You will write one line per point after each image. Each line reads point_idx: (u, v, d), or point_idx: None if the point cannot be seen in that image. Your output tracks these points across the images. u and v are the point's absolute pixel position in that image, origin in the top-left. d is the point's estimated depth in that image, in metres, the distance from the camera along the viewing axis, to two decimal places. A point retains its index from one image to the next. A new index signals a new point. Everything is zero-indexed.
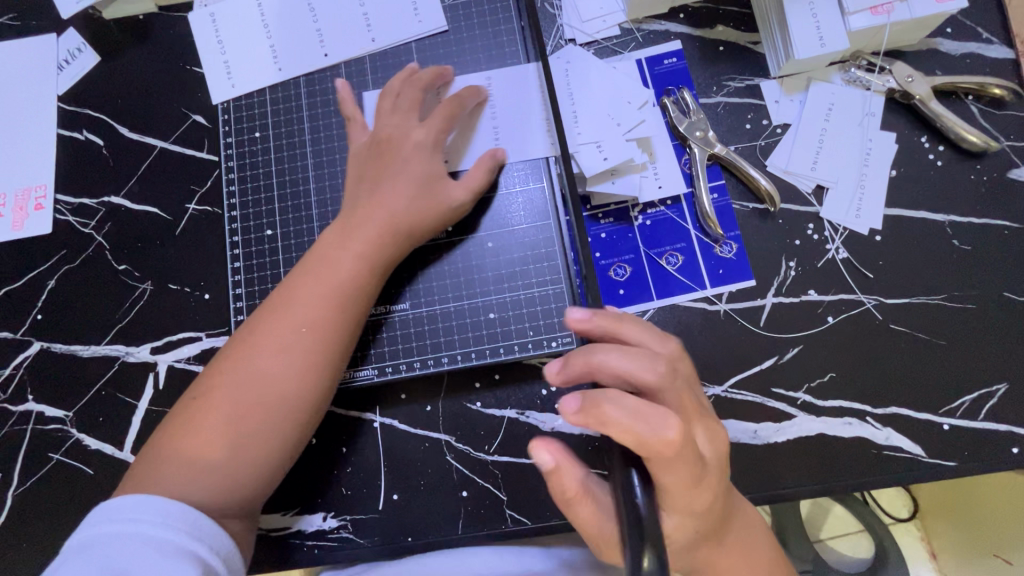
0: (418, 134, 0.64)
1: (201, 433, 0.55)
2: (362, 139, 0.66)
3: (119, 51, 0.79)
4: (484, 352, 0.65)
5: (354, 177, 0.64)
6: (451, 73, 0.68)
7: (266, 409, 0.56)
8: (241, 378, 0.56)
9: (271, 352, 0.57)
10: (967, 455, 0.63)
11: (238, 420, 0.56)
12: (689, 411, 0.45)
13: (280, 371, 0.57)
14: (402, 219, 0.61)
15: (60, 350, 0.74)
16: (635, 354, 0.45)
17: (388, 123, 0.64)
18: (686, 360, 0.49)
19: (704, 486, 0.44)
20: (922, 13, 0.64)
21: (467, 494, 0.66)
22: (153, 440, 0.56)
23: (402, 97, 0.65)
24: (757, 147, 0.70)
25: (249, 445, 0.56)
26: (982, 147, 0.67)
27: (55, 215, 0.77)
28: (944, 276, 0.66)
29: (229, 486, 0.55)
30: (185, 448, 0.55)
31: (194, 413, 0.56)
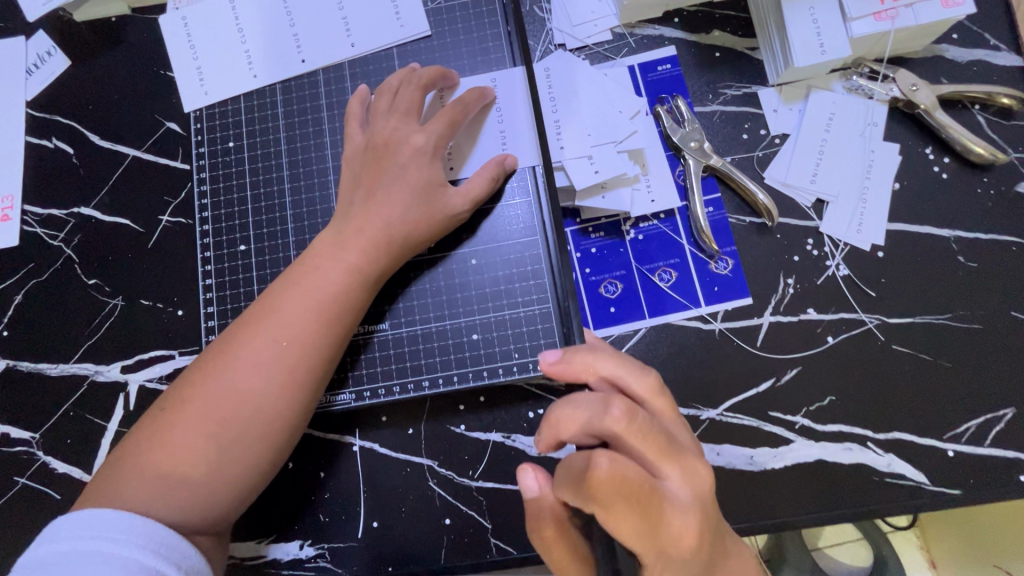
0: (418, 139, 0.60)
1: (169, 447, 0.51)
2: (359, 143, 0.62)
3: (90, 55, 0.76)
4: (467, 376, 0.61)
5: (350, 184, 0.61)
6: (456, 76, 0.64)
7: (239, 425, 0.53)
8: (215, 391, 0.53)
9: (250, 365, 0.54)
10: (973, 483, 0.60)
11: (209, 438, 0.52)
12: (658, 454, 0.40)
13: (258, 386, 0.53)
14: (395, 230, 0.58)
15: (27, 368, 0.71)
16: (592, 399, 0.42)
17: (385, 126, 0.61)
18: (663, 399, 0.45)
19: (684, 538, 0.38)
20: (927, 19, 0.61)
21: (450, 521, 0.63)
22: (120, 451, 0.53)
23: (400, 98, 0.61)
24: (754, 158, 0.67)
25: (217, 464, 0.52)
26: (989, 159, 0.64)
27: (23, 227, 0.74)
28: (949, 295, 0.63)
29: (195, 507, 0.51)
30: (151, 461, 0.51)
31: (163, 424, 0.53)
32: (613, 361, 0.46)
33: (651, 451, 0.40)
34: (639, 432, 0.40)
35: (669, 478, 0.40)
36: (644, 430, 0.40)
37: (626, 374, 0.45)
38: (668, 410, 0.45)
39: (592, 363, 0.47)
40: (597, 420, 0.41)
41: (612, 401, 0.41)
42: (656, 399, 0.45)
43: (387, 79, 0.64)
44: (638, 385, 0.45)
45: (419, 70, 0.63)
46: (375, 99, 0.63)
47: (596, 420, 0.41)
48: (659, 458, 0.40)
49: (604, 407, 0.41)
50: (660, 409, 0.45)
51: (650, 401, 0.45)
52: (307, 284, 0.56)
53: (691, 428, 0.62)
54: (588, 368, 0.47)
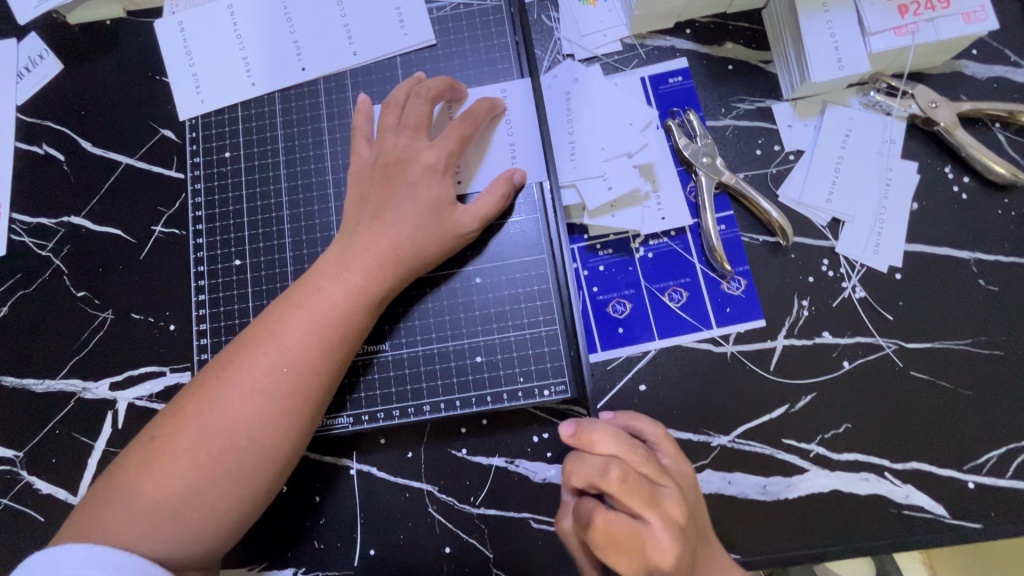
0: (428, 156, 0.57)
1: (161, 478, 0.49)
2: (365, 158, 0.60)
3: (83, 58, 0.74)
4: (470, 400, 0.59)
5: (354, 200, 0.59)
6: (462, 88, 0.62)
7: (235, 456, 0.50)
8: (211, 419, 0.50)
9: (247, 392, 0.51)
10: (994, 517, 0.58)
11: (204, 469, 0.49)
12: (646, 505, 0.42)
13: (256, 414, 0.51)
14: (397, 247, 0.56)
15: (11, 383, 0.68)
16: (594, 461, 0.44)
17: (392, 141, 0.58)
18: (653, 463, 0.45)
19: None
20: (948, 35, 0.60)
21: (450, 550, 0.61)
22: (107, 479, 0.50)
23: (407, 111, 0.59)
24: (768, 174, 0.65)
25: (210, 497, 0.50)
26: (1010, 179, 0.62)
27: (10, 236, 0.71)
28: (969, 320, 0.61)
29: (187, 540, 0.49)
30: (140, 492, 0.48)
31: (153, 454, 0.50)
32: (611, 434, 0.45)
33: (637, 503, 0.42)
34: (631, 492, 0.42)
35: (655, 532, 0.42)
36: (637, 487, 0.43)
37: (628, 452, 0.44)
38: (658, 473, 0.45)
39: (591, 435, 0.46)
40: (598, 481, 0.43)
41: (611, 463, 0.43)
42: (647, 468, 0.44)
43: (393, 90, 0.62)
44: (633, 458, 0.44)
45: (425, 82, 0.60)
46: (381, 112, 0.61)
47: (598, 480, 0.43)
48: (644, 510, 0.42)
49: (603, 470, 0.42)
50: (650, 474, 0.45)
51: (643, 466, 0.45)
52: (309, 307, 0.54)
53: (701, 454, 0.60)
54: (597, 442, 0.46)
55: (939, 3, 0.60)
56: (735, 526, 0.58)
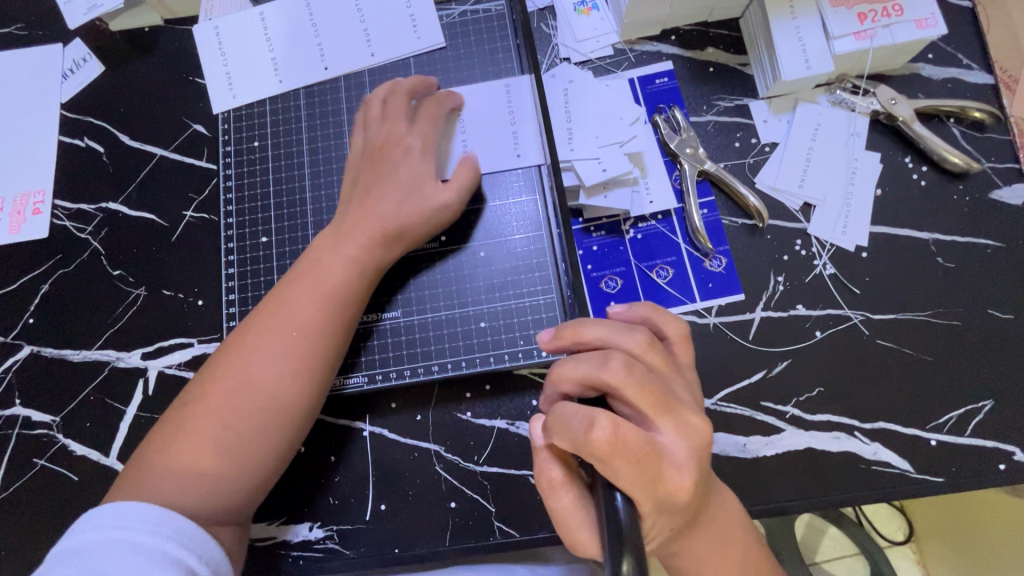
0: (407, 140, 0.65)
1: (192, 439, 0.55)
2: (358, 148, 0.67)
3: (124, 61, 0.81)
4: (475, 361, 0.65)
5: (349, 184, 0.66)
6: (432, 81, 0.70)
7: (258, 413, 0.56)
8: (230, 383, 0.56)
9: (261, 357, 0.57)
10: (955, 472, 0.63)
11: (231, 426, 0.55)
12: (652, 405, 0.43)
13: (270, 375, 0.57)
14: (393, 223, 0.62)
15: (50, 354, 0.74)
16: (591, 355, 0.45)
17: (377, 131, 0.65)
18: (656, 352, 0.46)
19: (677, 482, 0.42)
20: (903, 39, 0.67)
21: (456, 505, 0.66)
22: (144, 446, 0.56)
23: (389, 104, 0.66)
24: (746, 164, 0.72)
25: (239, 451, 0.55)
26: (964, 167, 0.69)
27: (53, 220, 0.78)
28: (930, 294, 0.67)
29: (219, 491, 0.54)
30: (174, 452, 0.54)
31: (182, 419, 0.56)
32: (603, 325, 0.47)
33: (649, 408, 0.43)
34: (637, 383, 0.43)
35: (662, 433, 0.43)
36: (642, 382, 0.43)
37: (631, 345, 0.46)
38: (662, 364, 0.46)
39: (579, 328, 0.48)
40: (597, 372, 0.44)
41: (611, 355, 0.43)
42: (649, 354, 0.46)
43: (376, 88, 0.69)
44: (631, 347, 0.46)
45: (402, 81, 0.68)
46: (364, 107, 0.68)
47: (597, 372, 0.43)
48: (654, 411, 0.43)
49: (602, 363, 0.44)
50: (655, 363, 0.46)
51: (645, 355, 0.46)
52: (311, 279, 0.60)
53: None
54: (588, 338, 0.47)
55: (894, 11, 0.68)
56: (719, 481, 0.63)
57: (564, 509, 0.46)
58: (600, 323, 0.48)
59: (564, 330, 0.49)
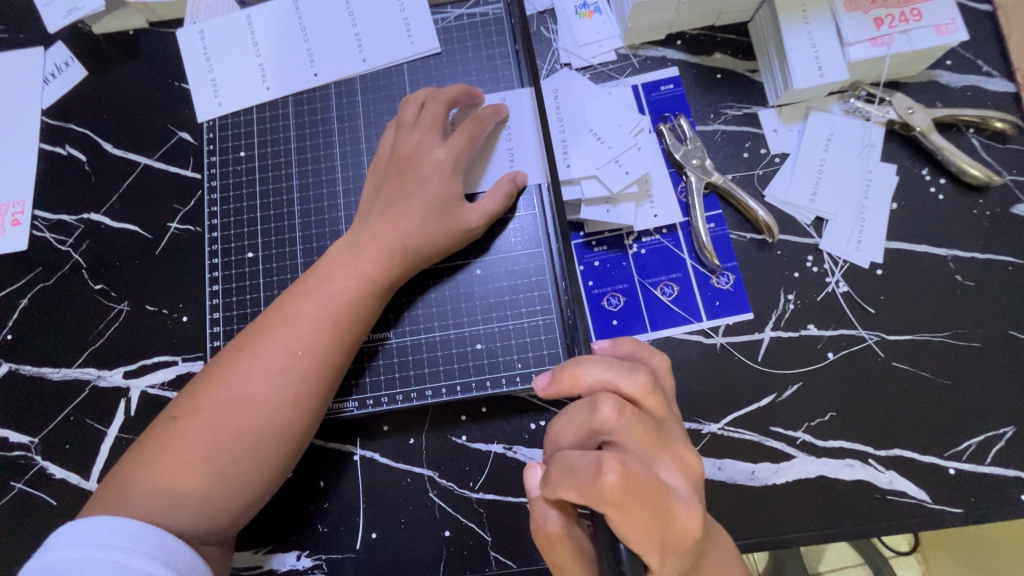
0: (440, 153, 0.61)
1: (182, 456, 0.51)
2: (385, 155, 0.64)
3: (107, 65, 0.78)
4: (470, 385, 0.62)
5: (372, 192, 0.63)
6: (480, 92, 0.65)
7: (254, 434, 0.53)
8: (229, 399, 0.53)
9: (264, 374, 0.54)
10: (974, 502, 0.60)
11: (225, 447, 0.52)
12: (653, 443, 0.40)
13: (272, 395, 0.54)
14: (414, 240, 0.59)
15: (29, 372, 0.71)
16: (582, 401, 0.42)
17: (409, 138, 0.62)
18: (655, 396, 0.42)
19: (688, 529, 0.39)
20: (922, 45, 0.64)
21: (450, 533, 0.63)
22: (132, 456, 0.53)
23: (426, 112, 0.63)
24: (755, 176, 0.69)
25: (231, 474, 0.52)
26: (984, 180, 0.66)
27: (32, 232, 0.74)
28: (948, 314, 0.64)
29: (208, 514, 0.51)
30: (163, 467, 0.51)
31: (174, 433, 0.52)
32: (600, 365, 0.43)
33: (650, 446, 0.40)
34: (633, 425, 0.40)
35: (664, 471, 0.40)
36: (639, 422, 0.40)
37: (625, 384, 0.42)
38: (661, 405, 0.43)
39: (576, 371, 0.44)
40: (592, 418, 0.40)
41: (604, 399, 0.40)
42: (650, 397, 0.42)
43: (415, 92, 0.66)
44: (628, 387, 0.42)
45: (444, 88, 0.64)
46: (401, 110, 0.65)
47: (592, 417, 0.40)
48: (655, 452, 0.41)
49: (595, 407, 0.40)
50: (653, 406, 0.42)
51: (644, 399, 0.42)
52: (322, 293, 0.57)
53: (691, 442, 0.62)
54: (582, 382, 0.44)
55: (911, 17, 0.64)
56: (726, 511, 0.60)
57: (565, 562, 0.43)
58: (590, 361, 0.44)
59: (554, 374, 0.46)
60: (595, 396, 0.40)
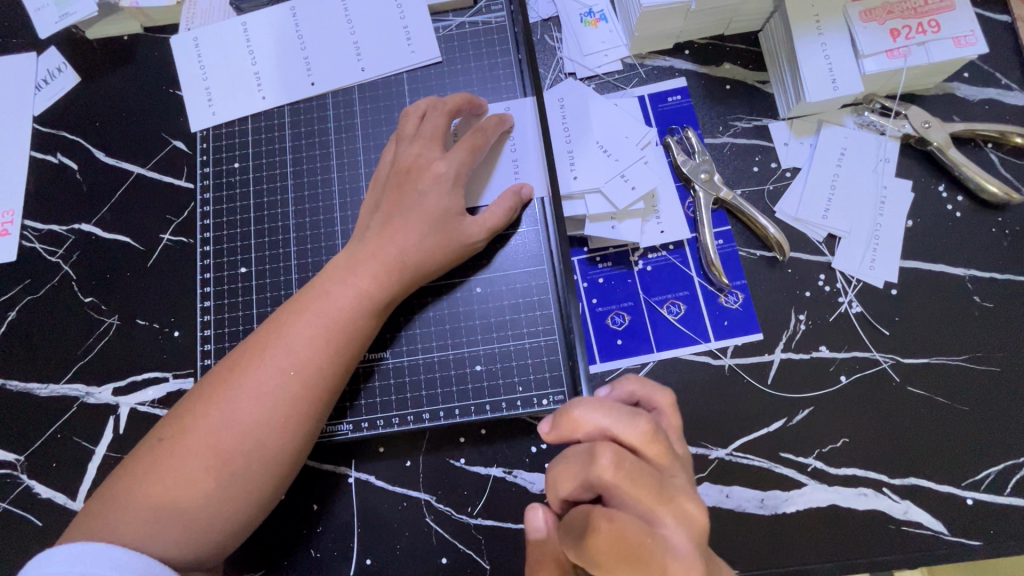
0: (440, 165, 0.59)
1: (166, 481, 0.49)
2: (384, 168, 0.62)
3: (100, 72, 0.76)
4: (469, 408, 0.60)
5: (370, 207, 0.61)
6: (482, 102, 0.63)
7: (242, 459, 0.51)
8: (217, 422, 0.51)
9: (255, 395, 0.52)
10: (993, 534, 0.57)
11: (208, 473, 0.50)
12: (652, 496, 0.38)
13: (262, 417, 0.51)
14: (412, 256, 0.57)
15: (16, 387, 0.69)
16: (580, 450, 0.40)
17: (408, 151, 0.60)
18: (658, 445, 0.39)
19: None
20: (940, 58, 0.61)
21: (447, 561, 0.60)
22: (116, 479, 0.51)
23: (426, 123, 0.60)
24: (765, 191, 0.67)
25: (216, 500, 0.50)
26: (1003, 198, 0.63)
27: (21, 242, 0.73)
28: (966, 336, 0.62)
29: (192, 542, 0.49)
30: (147, 493, 0.49)
31: (160, 456, 0.50)
32: (599, 411, 0.41)
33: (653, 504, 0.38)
34: (633, 480, 0.38)
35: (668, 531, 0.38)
36: (637, 474, 0.38)
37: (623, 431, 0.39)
38: (664, 455, 0.40)
39: (576, 415, 0.42)
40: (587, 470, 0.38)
41: (600, 449, 0.38)
42: (650, 446, 0.39)
43: (416, 102, 0.64)
44: (629, 437, 0.39)
45: (445, 97, 0.62)
46: (401, 121, 0.63)
47: (587, 468, 0.38)
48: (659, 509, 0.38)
49: (595, 457, 0.38)
50: (656, 455, 0.40)
51: (644, 448, 0.40)
52: (317, 309, 0.55)
53: (699, 467, 0.60)
54: (583, 426, 0.41)
55: (929, 28, 0.62)
56: (733, 540, 0.58)
57: None
58: (590, 404, 0.42)
59: (555, 418, 0.43)
60: (591, 446, 0.38)
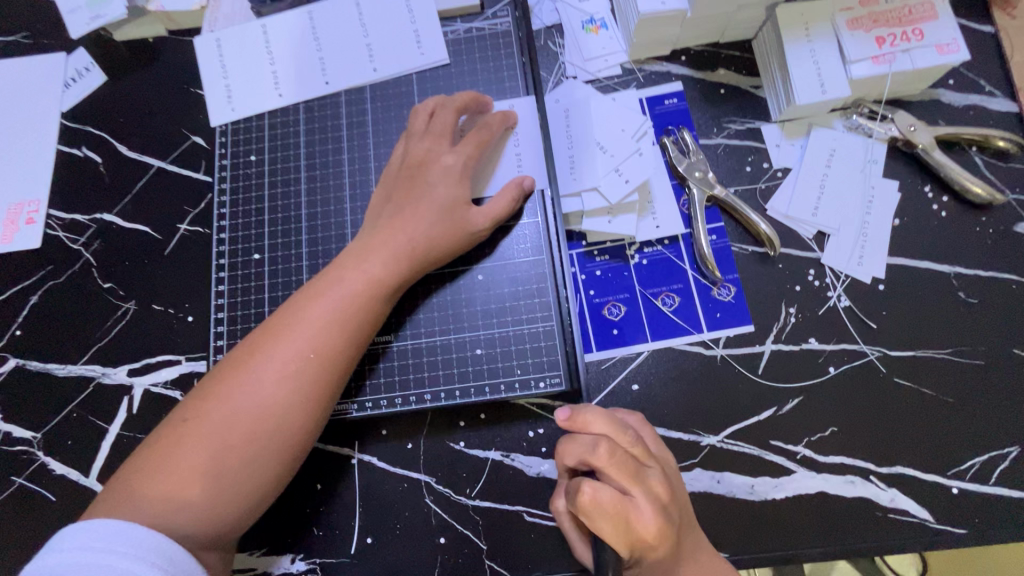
0: (449, 159, 0.62)
1: (188, 459, 0.51)
2: (395, 161, 0.65)
3: (125, 71, 0.80)
4: (469, 391, 0.62)
5: (382, 199, 0.64)
6: (488, 100, 0.67)
7: (263, 436, 0.53)
8: (239, 401, 0.53)
9: (274, 376, 0.54)
10: (977, 523, 0.59)
11: (232, 452, 0.52)
12: (630, 478, 0.45)
13: (281, 398, 0.54)
14: (420, 244, 0.60)
15: (35, 368, 0.72)
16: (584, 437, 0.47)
17: (419, 145, 0.63)
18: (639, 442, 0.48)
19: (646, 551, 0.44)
20: (923, 64, 0.64)
21: (445, 540, 0.62)
22: (136, 458, 0.53)
23: (436, 119, 0.64)
24: (757, 190, 0.69)
25: (238, 477, 0.52)
26: (987, 199, 0.66)
27: (45, 230, 0.76)
28: (951, 331, 0.64)
29: (212, 517, 0.51)
30: (170, 471, 0.51)
31: (183, 435, 0.52)
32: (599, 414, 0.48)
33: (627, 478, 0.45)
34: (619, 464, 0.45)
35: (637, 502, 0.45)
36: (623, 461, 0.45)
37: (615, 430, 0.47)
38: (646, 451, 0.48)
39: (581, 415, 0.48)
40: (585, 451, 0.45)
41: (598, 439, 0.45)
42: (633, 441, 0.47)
43: (425, 101, 0.67)
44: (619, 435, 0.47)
45: (454, 95, 0.65)
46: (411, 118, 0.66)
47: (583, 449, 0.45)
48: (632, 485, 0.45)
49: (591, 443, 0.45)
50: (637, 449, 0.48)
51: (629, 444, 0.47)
52: (332, 294, 0.58)
53: (690, 453, 0.62)
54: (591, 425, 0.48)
55: (914, 37, 0.65)
56: (724, 524, 0.60)
57: None
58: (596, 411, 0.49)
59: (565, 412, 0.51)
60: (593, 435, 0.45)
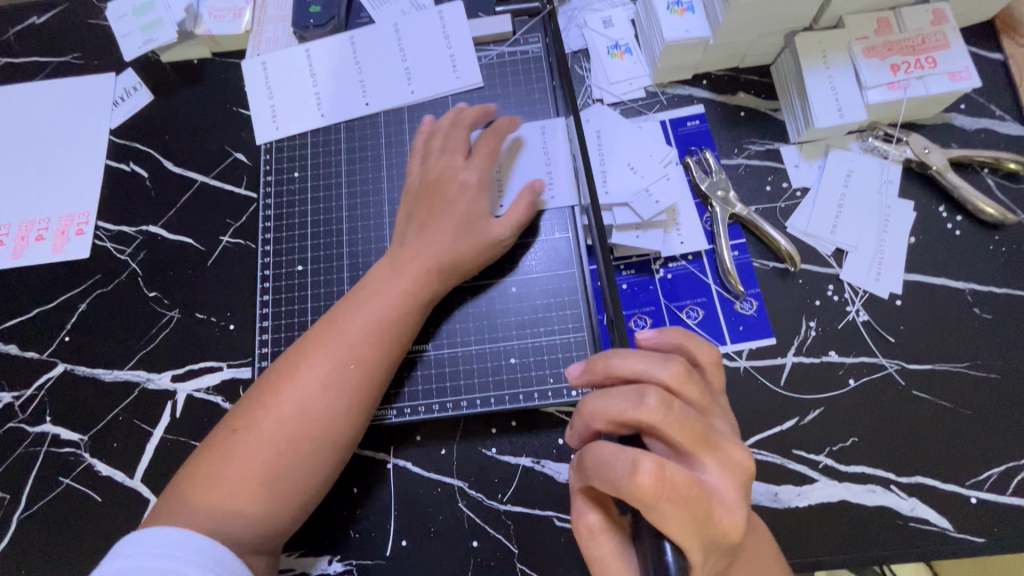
0: (465, 175, 0.66)
1: (240, 469, 0.54)
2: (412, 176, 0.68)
3: (172, 90, 0.84)
4: (504, 398, 0.65)
5: (404, 215, 0.67)
6: (494, 111, 0.70)
7: (309, 445, 0.56)
8: (286, 411, 0.56)
9: (319, 386, 0.57)
10: (996, 532, 0.61)
11: (282, 460, 0.55)
12: (697, 446, 0.43)
13: (326, 407, 0.57)
14: (447, 258, 0.63)
15: (83, 372, 0.75)
16: (624, 392, 0.44)
17: (436, 164, 0.67)
18: (691, 385, 0.45)
19: (728, 531, 0.42)
20: (937, 90, 0.68)
21: (478, 544, 0.64)
22: (190, 467, 0.55)
23: (450, 137, 0.68)
24: (777, 208, 0.72)
25: (287, 484, 0.55)
26: (1000, 218, 0.69)
27: (94, 241, 0.80)
28: (968, 345, 0.66)
29: (265, 521, 0.54)
30: (223, 481, 0.53)
31: (234, 446, 0.55)
32: (634, 359, 0.47)
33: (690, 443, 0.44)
34: (677, 421, 0.43)
35: (710, 473, 0.44)
36: (681, 419, 0.43)
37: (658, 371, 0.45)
38: (699, 396, 0.46)
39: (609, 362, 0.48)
40: (631, 411, 0.43)
41: (645, 391, 0.43)
42: (685, 386, 0.45)
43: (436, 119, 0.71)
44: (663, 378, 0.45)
45: (463, 111, 0.69)
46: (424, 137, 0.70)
47: (630, 410, 0.43)
48: (700, 452, 0.44)
49: (639, 398, 0.43)
50: (692, 396, 0.46)
51: (679, 388, 0.45)
52: (369, 308, 0.61)
53: None
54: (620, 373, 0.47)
55: (927, 64, 0.68)
56: None
57: (605, 557, 0.46)
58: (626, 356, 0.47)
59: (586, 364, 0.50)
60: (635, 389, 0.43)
